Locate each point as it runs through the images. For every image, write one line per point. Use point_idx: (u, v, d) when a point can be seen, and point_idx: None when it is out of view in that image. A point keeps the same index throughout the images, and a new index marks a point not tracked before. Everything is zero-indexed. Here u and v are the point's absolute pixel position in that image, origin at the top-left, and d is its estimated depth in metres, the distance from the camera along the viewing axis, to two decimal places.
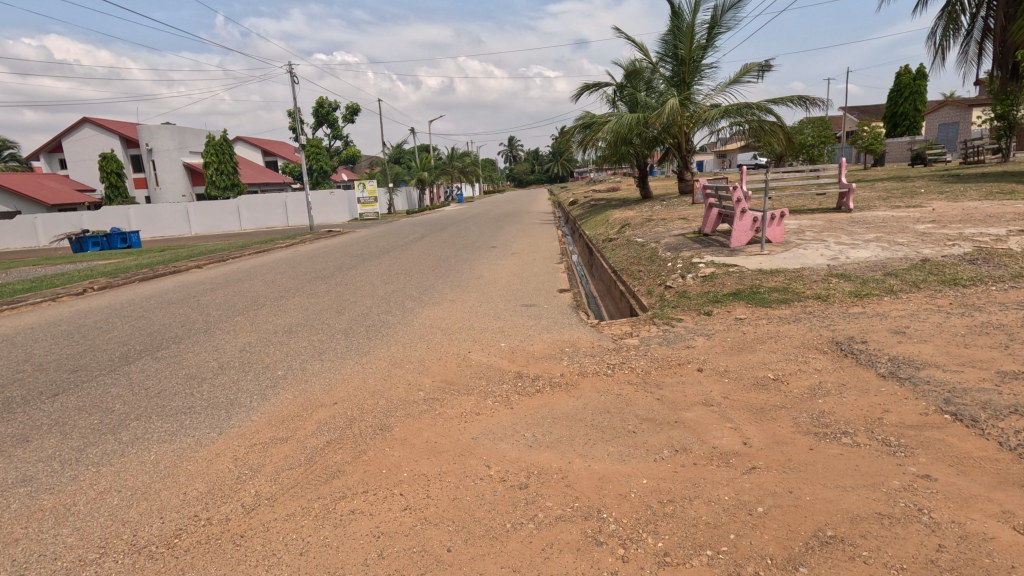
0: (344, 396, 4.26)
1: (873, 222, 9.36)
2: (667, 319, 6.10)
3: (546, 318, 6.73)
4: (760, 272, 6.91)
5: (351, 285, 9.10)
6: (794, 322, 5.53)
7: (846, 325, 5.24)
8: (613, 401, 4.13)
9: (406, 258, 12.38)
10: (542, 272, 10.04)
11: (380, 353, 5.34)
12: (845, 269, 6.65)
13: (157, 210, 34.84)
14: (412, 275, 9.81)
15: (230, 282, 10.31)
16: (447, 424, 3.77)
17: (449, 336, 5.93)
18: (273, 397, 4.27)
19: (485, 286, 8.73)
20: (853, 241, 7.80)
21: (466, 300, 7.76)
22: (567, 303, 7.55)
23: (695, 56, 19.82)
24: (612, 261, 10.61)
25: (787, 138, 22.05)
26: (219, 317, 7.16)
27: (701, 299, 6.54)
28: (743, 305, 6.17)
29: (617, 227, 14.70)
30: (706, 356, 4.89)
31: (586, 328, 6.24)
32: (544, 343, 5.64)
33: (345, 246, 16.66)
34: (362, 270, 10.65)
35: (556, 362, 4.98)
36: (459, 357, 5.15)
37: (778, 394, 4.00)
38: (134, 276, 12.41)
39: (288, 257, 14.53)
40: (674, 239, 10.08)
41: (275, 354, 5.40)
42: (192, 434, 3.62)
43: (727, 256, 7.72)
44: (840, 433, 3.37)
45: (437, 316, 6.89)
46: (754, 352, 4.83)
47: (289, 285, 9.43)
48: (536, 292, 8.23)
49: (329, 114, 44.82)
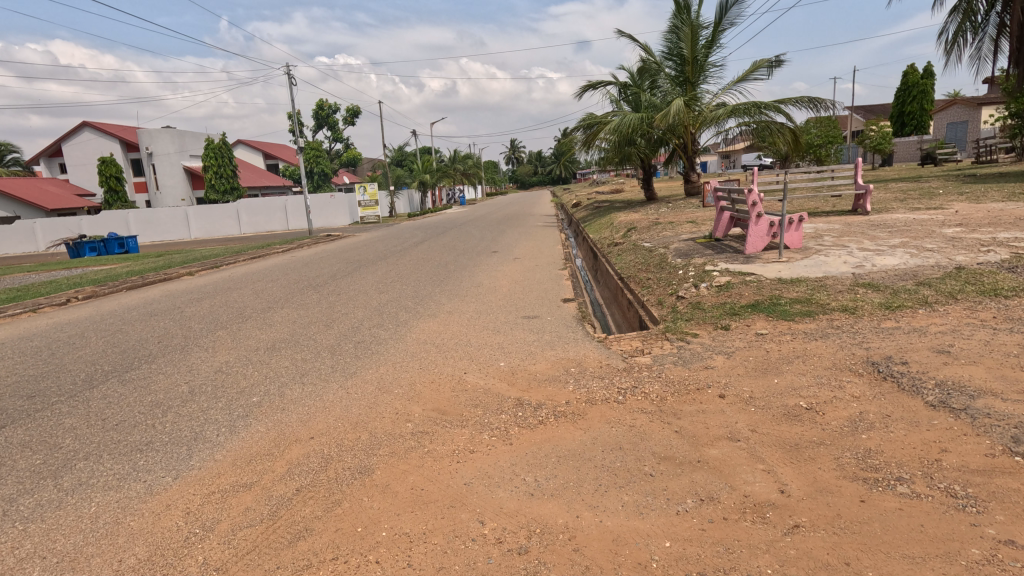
0: (322, 429, 3.78)
1: (895, 226, 8.85)
2: (682, 334, 5.62)
3: (549, 332, 6.26)
4: (780, 281, 6.43)
5: (344, 294, 8.64)
6: (822, 338, 5.04)
7: (881, 342, 4.74)
8: (626, 436, 3.65)
9: (405, 264, 11.94)
10: (545, 279, 9.58)
11: (366, 375, 4.87)
12: (873, 279, 6.15)
13: (155, 214, 34.50)
14: (409, 284, 9.35)
15: (218, 292, 9.84)
16: (437, 465, 3.29)
17: (444, 353, 5.46)
18: (243, 430, 3.80)
19: (484, 295, 8.26)
20: (878, 246, 7.30)
21: (464, 311, 7.30)
22: (571, 314, 7.08)
23: (700, 55, 19.34)
24: (618, 267, 10.14)
25: (795, 138, 21.56)
26: (200, 331, 6.70)
27: (717, 311, 6.06)
28: (763, 318, 5.69)
29: (623, 231, 14.23)
30: (727, 379, 4.40)
31: (593, 344, 5.76)
32: (547, 362, 5.17)
33: (343, 252, 16.25)
34: (356, 278, 10.19)
35: (560, 386, 4.48)
36: (454, 380, 4.68)
37: (814, 428, 3.50)
38: (122, 284, 11.98)
39: (283, 263, 14.08)
40: (683, 244, 9.60)
41: (253, 376, 4.93)
42: (143, 480, 3.15)
43: (742, 264, 7.24)
44: (894, 480, 2.88)
45: (432, 330, 6.43)
46: (781, 374, 4.35)
47: (279, 295, 8.97)
48: (538, 302, 7.75)
49: (329, 117, 44.49)
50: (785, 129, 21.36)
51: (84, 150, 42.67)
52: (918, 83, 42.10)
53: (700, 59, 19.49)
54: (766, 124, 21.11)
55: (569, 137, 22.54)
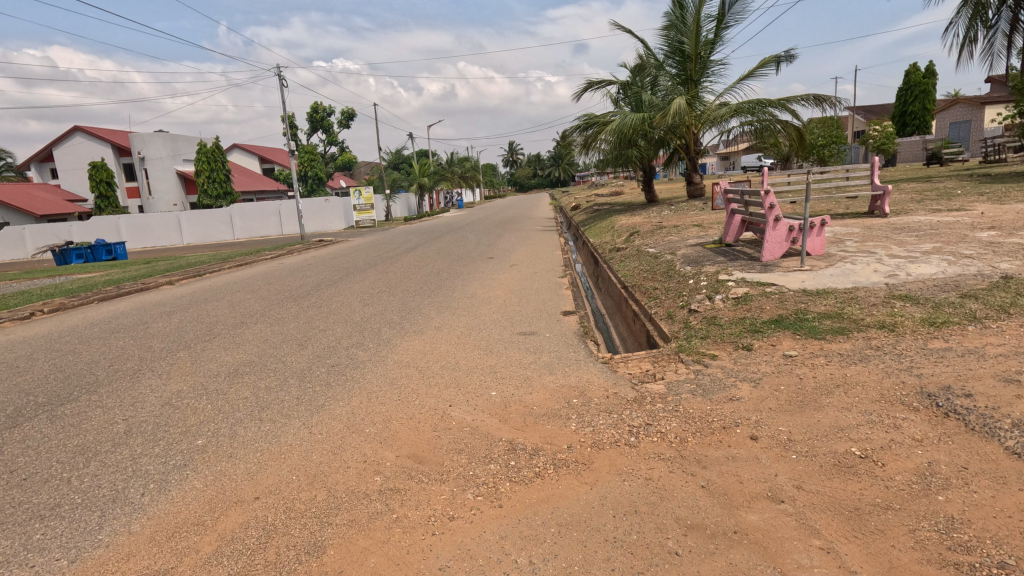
0: (271, 486, 3.10)
1: (921, 229, 8.19)
2: (699, 356, 4.96)
3: (548, 351, 5.60)
4: (805, 293, 5.77)
5: (325, 307, 7.98)
6: (862, 361, 4.37)
7: (935, 368, 4.06)
8: (642, 494, 2.97)
9: (395, 272, 11.30)
10: (543, 288, 8.94)
11: (336, 409, 4.18)
12: (910, 290, 5.49)
13: (147, 219, 33.82)
14: (397, 294, 8.70)
15: (192, 304, 9.16)
16: (406, 540, 2.61)
17: (428, 380, 4.78)
18: (174, 488, 3.11)
19: (477, 308, 7.62)
20: (909, 252, 6.64)
21: (455, 326, 6.64)
22: (572, 330, 6.42)
23: (703, 52, 18.71)
24: (622, 274, 9.50)
25: (800, 137, 20.93)
26: (162, 352, 6.02)
27: (736, 327, 5.41)
28: (790, 337, 5.03)
29: (624, 235, 13.58)
30: (758, 415, 3.72)
31: (598, 367, 5.09)
32: (545, 391, 4.51)
33: (333, 258, 15.58)
34: (341, 288, 9.51)
35: (560, 424, 3.80)
36: (436, 417, 4.00)
37: (877, 486, 2.82)
38: (95, 295, 11.30)
39: (269, 271, 13.39)
40: (692, 250, 8.95)
41: (204, 411, 4.23)
42: (30, 565, 2.48)
43: (760, 273, 6.58)
44: (996, 568, 2.22)
45: (417, 350, 5.75)
46: (822, 409, 3.68)
47: (257, 308, 8.30)
48: (536, 315, 7.09)
49: (324, 120, 43.83)
50: (790, 128, 20.73)
51: (75, 154, 41.89)
52: (919, 83, 41.78)
53: (702, 56, 18.87)
54: (770, 124, 20.45)
55: (567, 139, 21.89)
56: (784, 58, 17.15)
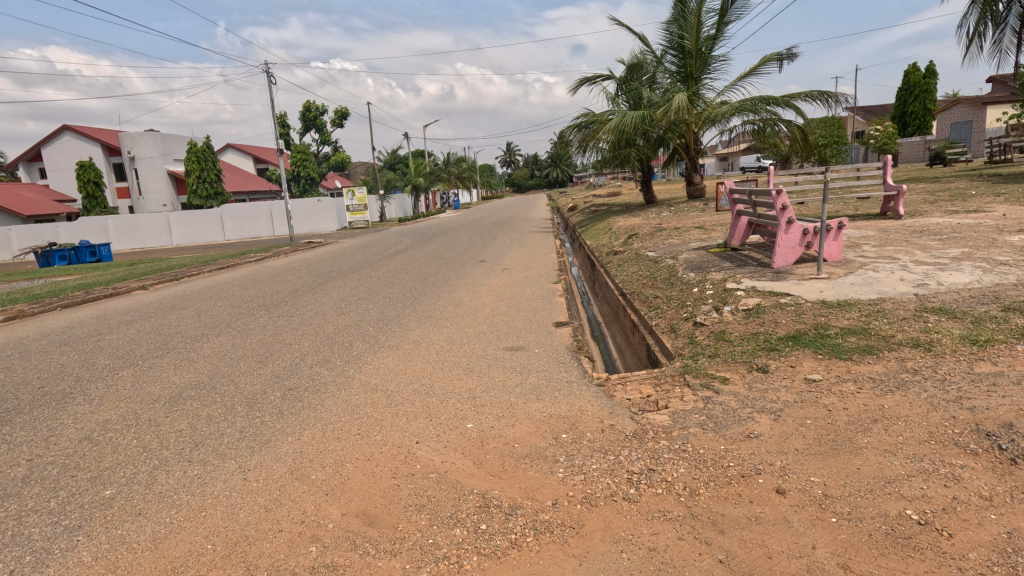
0: (177, 561, 2.45)
1: (943, 232, 7.58)
2: (708, 381, 4.31)
3: (536, 371, 4.98)
4: (824, 304, 5.14)
5: (297, 317, 7.35)
6: (900, 390, 3.74)
7: (990, 400, 3.41)
8: (644, 573, 2.33)
9: (379, 277, 10.67)
10: (534, 295, 8.33)
11: (282, 447, 3.54)
12: (944, 302, 4.87)
13: (136, 220, 33.11)
14: (377, 302, 8.08)
15: (157, 312, 8.49)
16: None
17: (395, 408, 4.13)
18: (54, 562, 2.46)
19: (461, 318, 6.98)
20: (936, 258, 6.02)
21: (435, 340, 6.00)
22: (565, 344, 5.79)
23: (703, 48, 18.10)
24: (620, 280, 8.89)
25: (803, 137, 20.33)
26: (103, 370, 5.35)
27: (748, 344, 4.79)
28: (811, 357, 4.41)
29: (622, 237, 12.98)
30: (783, 459, 3.08)
31: (593, 392, 4.46)
32: (530, 422, 3.87)
33: (318, 261, 14.94)
34: (318, 295, 8.86)
35: (545, 469, 3.17)
36: (399, 458, 3.37)
37: (947, 569, 2.19)
38: (60, 300, 10.63)
39: (249, 275, 12.73)
40: (695, 254, 8.35)
41: (126, 449, 3.57)
42: None
43: (772, 281, 5.96)
44: None
45: (389, 369, 5.12)
46: (860, 452, 3.05)
47: (224, 318, 7.64)
48: (525, 327, 6.46)
49: (317, 119, 43.11)
50: (793, 127, 20.13)
51: (63, 153, 41.11)
52: (919, 82, 41.36)
53: (703, 52, 18.24)
54: (772, 123, 19.85)
55: (562, 139, 21.26)
56: (786, 55, 16.57)
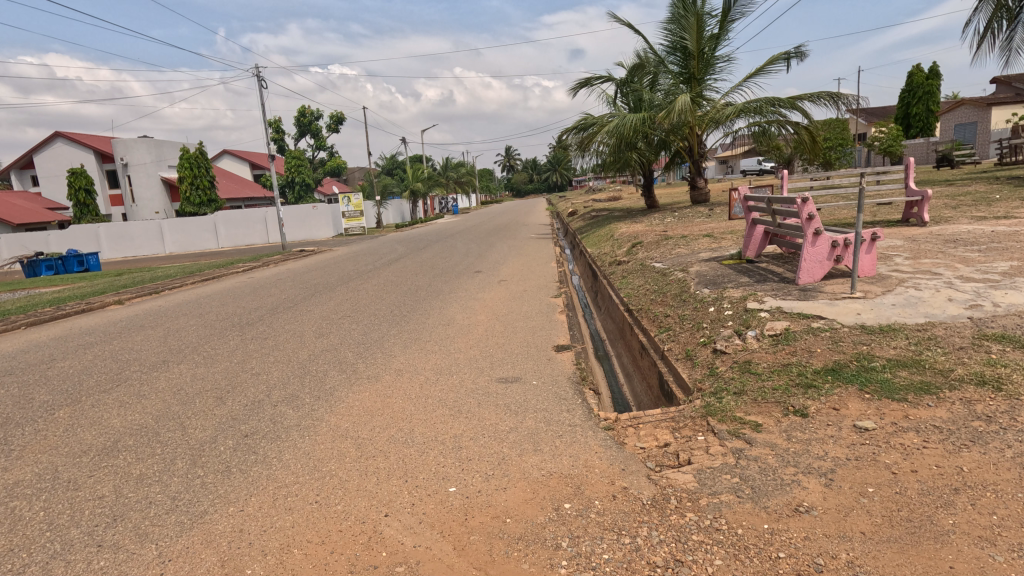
0: None
1: (980, 242, 6.91)
2: (737, 427, 3.63)
3: (534, 409, 4.30)
4: (863, 330, 4.48)
5: (272, 340, 6.68)
6: (977, 444, 3.05)
7: None
8: None
9: (367, 291, 10.03)
10: (532, 312, 7.67)
11: (218, 525, 2.86)
12: (1005, 327, 4.19)
13: (128, 227, 32.43)
14: (362, 322, 7.42)
15: (122, 333, 7.81)
16: None
17: (364, 465, 3.45)
18: None
19: (451, 341, 6.31)
20: (983, 274, 5.35)
21: (420, 369, 5.33)
22: (567, 375, 5.11)
23: (706, 48, 17.47)
24: (625, 293, 8.25)
25: (810, 139, 19.69)
26: (37, 410, 4.65)
27: (781, 380, 4.12)
28: (857, 397, 3.73)
29: (626, 246, 12.30)
30: (848, 550, 2.41)
31: (600, 439, 3.79)
32: (526, 485, 3.20)
33: (307, 271, 14.27)
34: (299, 313, 8.19)
35: (543, 563, 2.48)
36: (361, 541, 2.70)
37: None
38: (27, 317, 9.96)
39: (233, 288, 12.06)
40: (707, 267, 7.71)
41: (26, 528, 2.88)
42: None
43: (800, 300, 5.30)
44: None
45: (364, 408, 4.45)
46: (947, 540, 2.38)
47: (192, 340, 6.96)
48: (522, 352, 5.79)
49: (312, 124, 42.51)
50: (801, 129, 19.49)
51: (55, 161, 40.48)
52: (923, 83, 40.74)
53: (706, 53, 17.61)
54: (779, 124, 19.21)
55: (561, 144, 20.63)
56: (794, 54, 15.98)
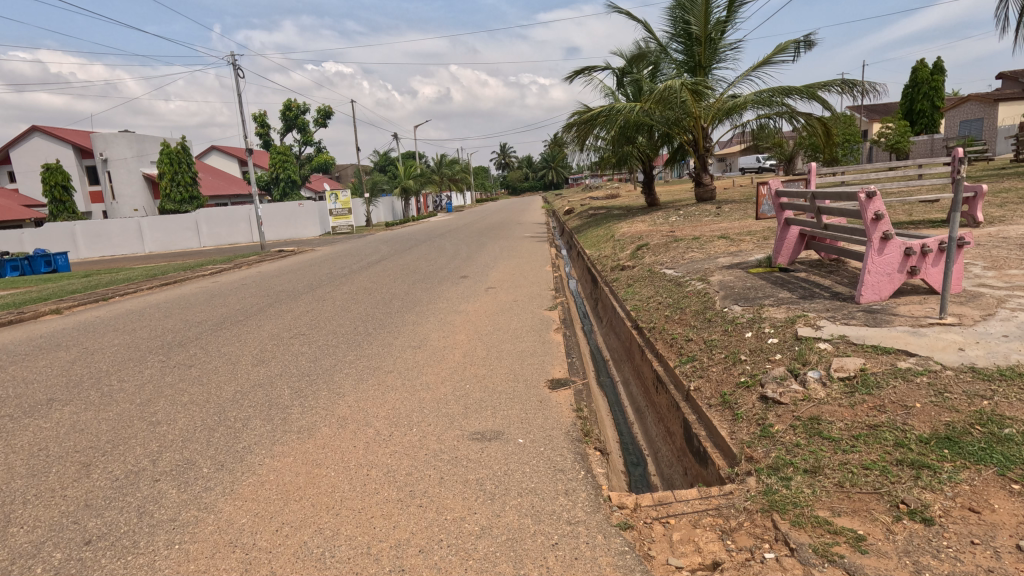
0: None
1: None
2: (826, 542, 2.36)
3: (516, 492, 3.02)
4: (976, 376, 3.22)
5: (197, 369, 5.37)
6: None
7: None
8: None
9: (334, 300, 8.76)
10: (522, 331, 6.39)
11: None
12: None
13: (106, 225, 30.90)
14: (315, 344, 6.10)
15: (26, 354, 6.46)
16: None
17: None
18: None
19: (418, 373, 5.01)
20: None
21: (371, 419, 4.02)
22: (565, 429, 3.80)
23: (713, 33, 16.18)
24: (632, 306, 6.96)
25: (824, 131, 18.35)
26: None
27: (876, 454, 2.84)
28: (1006, 491, 2.45)
29: (629, 248, 11.00)
30: None
31: (619, 553, 2.51)
32: None
33: (278, 275, 12.96)
34: (246, 329, 6.91)
35: None
36: None
37: None
38: None
39: (190, 294, 10.74)
40: (731, 277, 6.43)
41: None
42: None
43: (871, 326, 4.04)
44: None
45: (280, 487, 3.13)
46: None
47: (102, 367, 5.66)
48: (505, 392, 4.50)
49: (298, 119, 41.02)
50: (813, 120, 18.16)
51: (31, 156, 38.79)
52: (928, 78, 39.62)
53: (712, 39, 16.33)
54: (790, 115, 17.89)
55: (556, 141, 19.29)
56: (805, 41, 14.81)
